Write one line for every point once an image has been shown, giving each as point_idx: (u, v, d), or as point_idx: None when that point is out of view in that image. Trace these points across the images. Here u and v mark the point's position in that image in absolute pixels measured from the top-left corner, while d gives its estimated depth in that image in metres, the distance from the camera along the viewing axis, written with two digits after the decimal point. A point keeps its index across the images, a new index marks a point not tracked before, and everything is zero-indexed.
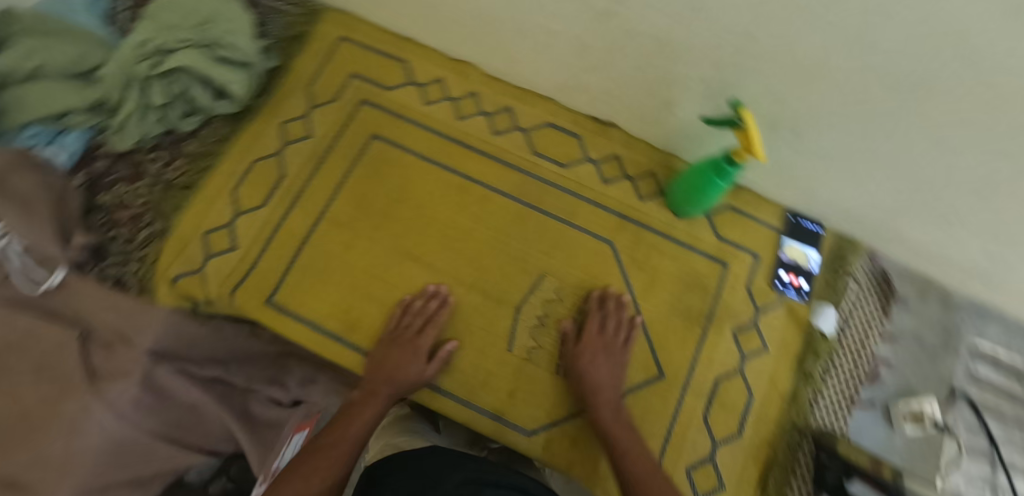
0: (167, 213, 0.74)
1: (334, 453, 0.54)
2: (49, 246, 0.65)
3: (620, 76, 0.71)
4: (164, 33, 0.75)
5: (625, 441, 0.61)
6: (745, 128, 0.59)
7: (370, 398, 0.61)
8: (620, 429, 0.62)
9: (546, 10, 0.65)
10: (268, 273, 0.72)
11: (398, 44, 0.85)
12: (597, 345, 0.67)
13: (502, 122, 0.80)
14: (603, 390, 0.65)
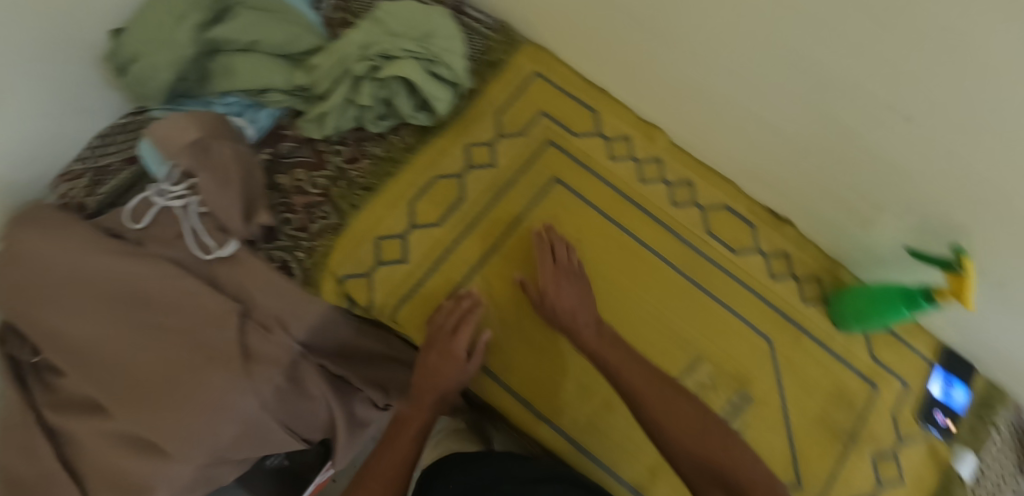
0: (343, 211, 0.79)
1: (398, 466, 0.65)
2: (236, 220, 0.73)
3: (826, 186, 0.70)
4: (389, 39, 0.77)
5: (625, 368, 0.64)
6: (962, 276, 0.60)
7: (428, 394, 0.69)
8: (631, 366, 0.65)
9: (780, 110, 0.65)
10: (430, 292, 0.76)
11: (591, 92, 0.87)
12: (558, 277, 0.72)
13: (681, 194, 0.82)
14: (578, 313, 0.69)
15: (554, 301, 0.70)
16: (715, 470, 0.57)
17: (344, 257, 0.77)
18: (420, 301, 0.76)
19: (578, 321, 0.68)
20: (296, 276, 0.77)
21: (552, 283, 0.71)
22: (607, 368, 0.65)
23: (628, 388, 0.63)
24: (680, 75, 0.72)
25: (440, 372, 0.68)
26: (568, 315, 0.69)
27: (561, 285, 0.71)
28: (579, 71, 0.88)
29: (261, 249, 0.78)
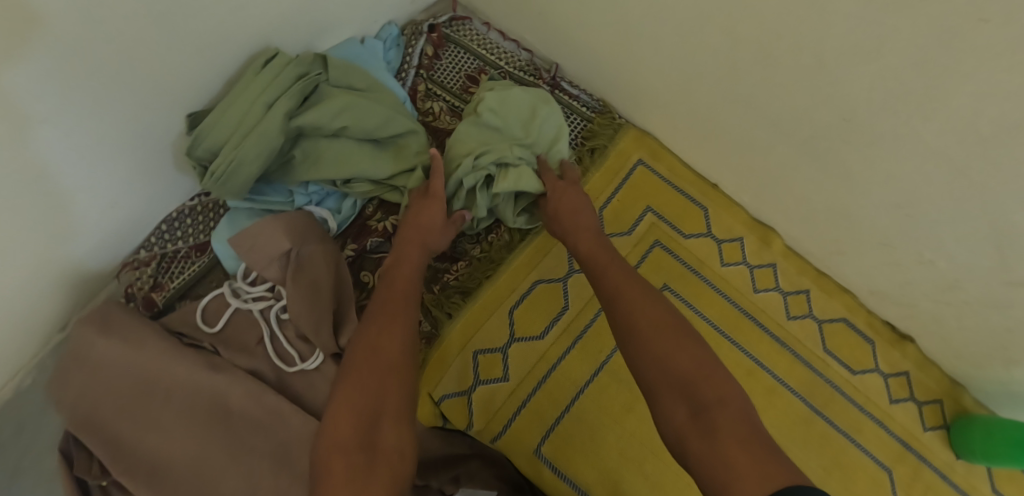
0: (438, 319, 0.72)
1: (406, 353, 0.53)
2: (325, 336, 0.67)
3: (972, 323, 0.64)
4: (507, 143, 0.69)
5: (613, 272, 0.57)
6: None
7: (408, 292, 0.59)
8: (600, 250, 0.61)
9: (938, 252, 0.58)
10: (534, 415, 0.70)
11: (699, 186, 0.80)
12: (576, 205, 0.66)
13: (797, 306, 0.77)
14: (583, 237, 0.63)
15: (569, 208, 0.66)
16: (670, 362, 0.46)
17: (440, 374, 0.70)
18: (524, 426, 0.69)
19: (601, 251, 0.60)
20: None
21: (560, 197, 0.66)
22: (618, 284, 0.55)
23: (614, 283, 0.56)
24: (821, 193, 0.65)
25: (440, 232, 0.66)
26: (578, 231, 0.64)
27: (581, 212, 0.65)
28: (686, 161, 0.81)
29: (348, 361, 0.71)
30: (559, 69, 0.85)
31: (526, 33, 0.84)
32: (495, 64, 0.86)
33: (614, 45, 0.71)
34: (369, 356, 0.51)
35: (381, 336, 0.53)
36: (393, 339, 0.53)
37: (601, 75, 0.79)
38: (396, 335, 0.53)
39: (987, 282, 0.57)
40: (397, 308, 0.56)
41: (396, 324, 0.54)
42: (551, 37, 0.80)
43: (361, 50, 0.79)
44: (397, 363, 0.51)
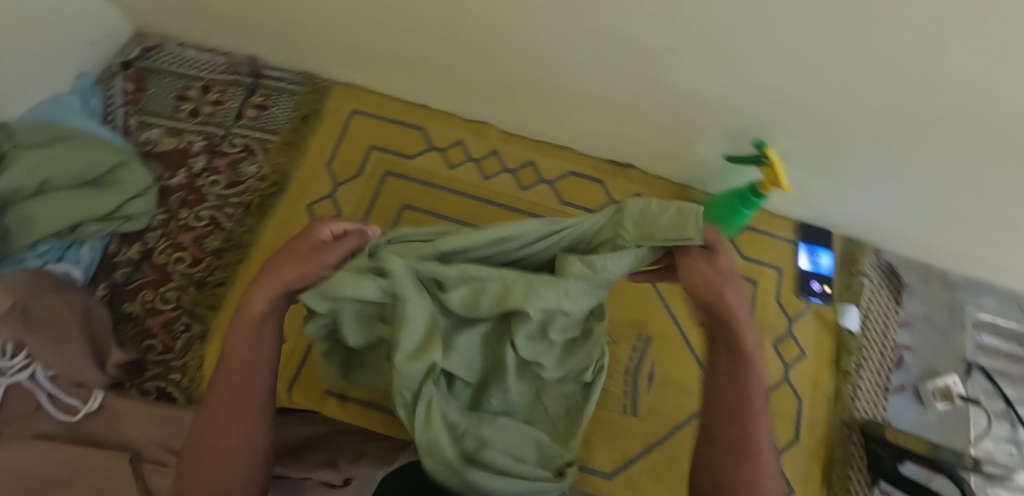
0: (203, 316, 0.76)
1: (252, 435, 0.46)
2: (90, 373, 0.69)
3: (644, 126, 0.75)
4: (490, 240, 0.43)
5: (747, 343, 0.44)
6: (770, 164, 0.67)
7: (260, 358, 0.46)
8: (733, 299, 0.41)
9: (573, 73, 0.69)
10: (320, 361, 0.74)
11: (411, 111, 0.88)
12: (722, 284, 0.41)
13: (526, 176, 0.85)
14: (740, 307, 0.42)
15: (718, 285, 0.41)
16: (751, 464, 0.42)
17: (218, 361, 0.74)
18: (313, 375, 0.73)
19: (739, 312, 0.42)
20: (178, 399, 0.73)
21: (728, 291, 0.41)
22: (739, 362, 0.44)
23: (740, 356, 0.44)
24: (483, 66, 0.74)
25: (307, 261, 0.42)
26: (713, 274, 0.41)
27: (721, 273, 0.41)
28: (394, 95, 0.88)
29: (131, 387, 0.73)
30: (255, 59, 0.90)
31: (213, 39, 0.89)
32: (198, 77, 0.90)
33: (274, 16, 0.78)
34: (212, 462, 0.44)
35: (217, 434, 0.44)
36: (227, 432, 0.44)
37: (288, 50, 0.86)
38: (235, 421, 0.45)
39: (614, 83, 0.68)
40: (233, 379, 0.45)
41: (228, 412, 0.45)
42: (232, 34, 0.86)
43: (49, 106, 0.79)
44: (248, 452, 0.45)
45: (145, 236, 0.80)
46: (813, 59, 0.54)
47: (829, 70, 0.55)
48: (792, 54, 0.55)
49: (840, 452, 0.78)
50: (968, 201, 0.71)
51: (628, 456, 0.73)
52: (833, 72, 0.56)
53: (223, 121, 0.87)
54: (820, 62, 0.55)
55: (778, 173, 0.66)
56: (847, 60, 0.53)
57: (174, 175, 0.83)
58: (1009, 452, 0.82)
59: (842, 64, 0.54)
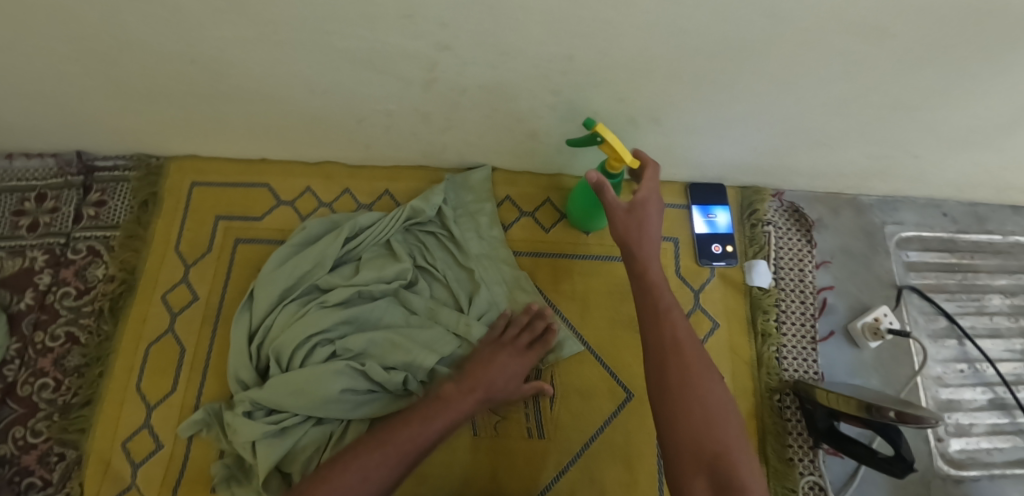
0: (74, 441, 0.71)
1: (393, 458, 0.53)
2: None
3: (477, 129, 0.69)
4: (347, 278, 0.70)
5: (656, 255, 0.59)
6: (607, 142, 0.58)
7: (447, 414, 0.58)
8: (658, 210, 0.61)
9: (373, 95, 0.62)
10: (200, 461, 0.69)
11: (251, 168, 0.82)
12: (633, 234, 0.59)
13: (384, 208, 0.79)
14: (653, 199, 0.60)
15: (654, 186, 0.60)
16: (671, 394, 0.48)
17: (99, 485, 0.68)
18: (199, 477, 0.68)
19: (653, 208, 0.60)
20: None
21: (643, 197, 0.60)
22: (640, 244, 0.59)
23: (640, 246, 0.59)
24: (290, 109, 0.67)
25: (519, 358, 0.64)
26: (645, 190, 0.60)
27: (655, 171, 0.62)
28: (231, 156, 0.82)
29: None
30: (82, 153, 0.84)
31: (31, 145, 0.83)
32: (31, 187, 0.85)
33: (69, 110, 0.72)
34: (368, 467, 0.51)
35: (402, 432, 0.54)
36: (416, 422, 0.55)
37: (106, 139, 0.80)
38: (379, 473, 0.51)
39: (419, 96, 0.62)
40: (428, 408, 0.57)
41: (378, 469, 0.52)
42: (44, 136, 0.80)
43: None
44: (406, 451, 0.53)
45: (2, 370, 0.75)
46: (589, 21, 0.47)
47: (610, 28, 0.48)
48: (564, 19, 0.47)
49: (772, 423, 0.71)
50: (835, 121, 0.65)
51: (544, 483, 0.67)
52: (615, 29, 0.48)
53: (64, 226, 0.82)
54: (596, 21, 0.47)
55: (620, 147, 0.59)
56: (619, 13, 0.46)
57: (22, 298, 0.79)
58: (959, 370, 0.79)
59: (615, 18, 0.47)
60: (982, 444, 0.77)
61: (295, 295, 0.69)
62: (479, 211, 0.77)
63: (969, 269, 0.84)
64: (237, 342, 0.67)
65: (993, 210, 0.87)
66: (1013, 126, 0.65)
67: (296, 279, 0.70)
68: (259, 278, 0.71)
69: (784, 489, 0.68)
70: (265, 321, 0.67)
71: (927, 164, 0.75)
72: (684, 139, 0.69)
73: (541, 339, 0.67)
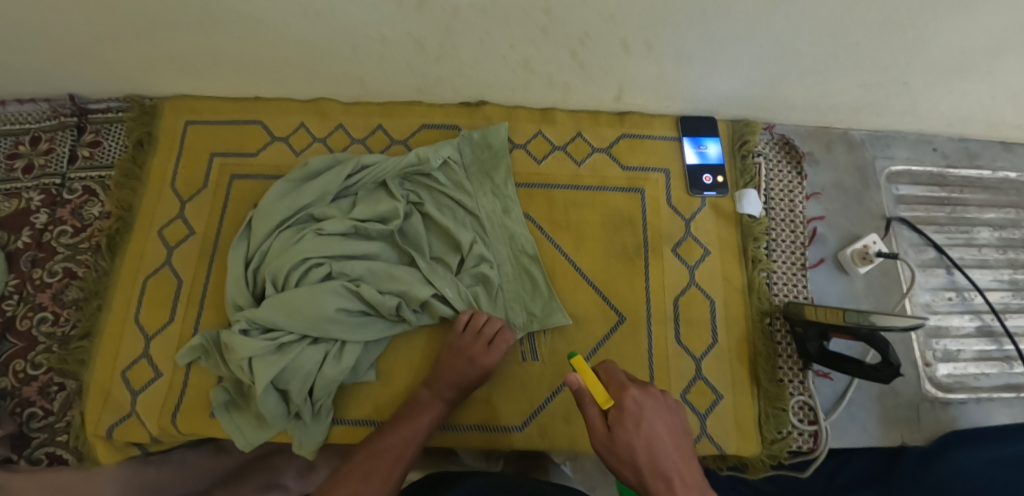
0: (74, 372, 0.72)
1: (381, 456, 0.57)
2: None
3: (470, 59, 0.69)
4: (344, 211, 0.71)
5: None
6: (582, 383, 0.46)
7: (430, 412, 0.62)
8: (667, 442, 0.42)
9: (365, 19, 0.61)
10: (197, 387, 0.69)
11: (245, 108, 0.82)
12: (630, 437, 0.42)
13: (378, 142, 0.80)
14: (661, 434, 0.43)
15: (640, 413, 0.43)
16: None
17: (99, 412, 0.69)
18: (196, 403, 0.68)
19: (667, 460, 0.41)
20: (70, 460, 0.70)
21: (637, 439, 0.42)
22: None
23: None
24: (281, 39, 0.67)
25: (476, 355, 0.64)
26: (630, 428, 0.42)
27: (643, 393, 0.45)
28: (223, 96, 0.82)
29: (20, 460, 0.70)
30: (74, 96, 0.84)
31: (22, 89, 0.82)
32: (25, 131, 0.85)
33: (56, 46, 0.71)
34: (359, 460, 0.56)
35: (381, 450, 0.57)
36: (393, 439, 0.59)
37: (99, 79, 0.79)
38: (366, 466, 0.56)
39: (409, 19, 0.61)
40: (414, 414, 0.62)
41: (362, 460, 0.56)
42: (35, 78, 0.79)
43: None
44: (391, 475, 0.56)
45: (2, 305, 0.76)
46: None
47: None
48: None
49: (764, 345, 0.72)
50: (825, 44, 0.63)
51: (538, 403, 0.68)
52: None
53: (59, 167, 0.83)
54: None
55: (593, 386, 0.46)
56: None
57: (19, 237, 0.79)
58: (947, 298, 0.80)
59: None
60: (969, 369, 0.78)
61: (294, 224, 0.70)
62: (489, 161, 0.76)
63: (958, 203, 0.85)
64: (234, 268, 0.68)
65: (984, 146, 0.88)
66: (1003, 46, 0.63)
67: (295, 208, 0.69)
68: (259, 207, 0.71)
69: (774, 409, 0.70)
70: (263, 247, 0.68)
71: (921, 94, 0.74)
72: (676, 67, 0.68)
73: (501, 334, 0.66)
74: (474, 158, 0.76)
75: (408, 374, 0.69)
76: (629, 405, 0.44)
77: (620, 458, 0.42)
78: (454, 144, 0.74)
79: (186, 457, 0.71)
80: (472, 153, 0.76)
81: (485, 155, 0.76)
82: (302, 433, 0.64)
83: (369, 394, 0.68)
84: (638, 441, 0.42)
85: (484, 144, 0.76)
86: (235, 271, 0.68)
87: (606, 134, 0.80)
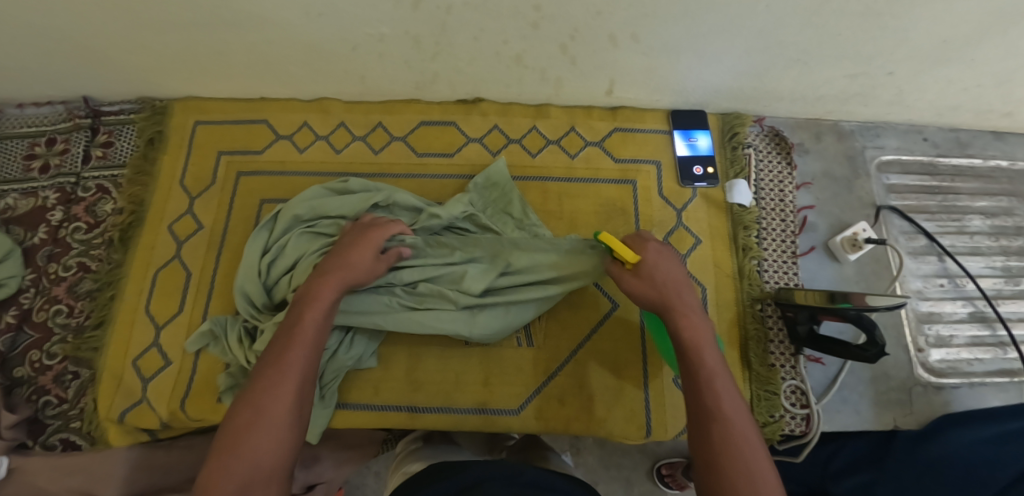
0: (87, 360, 0.75)
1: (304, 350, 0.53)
2: None
3: (465, 55, 0.71)
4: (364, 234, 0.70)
5: (700, 335, 0.51)
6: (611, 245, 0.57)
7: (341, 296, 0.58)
8: (678, 280, 0.55)
9: (364, 19, 0.64)
10: (205, 373, 0.71)
11: (251, 107, 0.85)
12: (653, 272, 0.55)
13: (378, 139, 0.83)
14: (675, 271, 0.56)
15: (660, 261, 0.56)
16: (713, 414, 0.45)
17: (111, 398, 0.72)
18: (204, 388, 0.71)
19: (680, 285, 0.55)
20: (82, 445, 0.73)
21: (658, 275, 0.55)
22: (694, 346, 0.50)
23: (692, 346, 0.50)
24: (284, 38, 0.70)
25: (368, 268, 0.60)
26: (654, 269, 0.55)
27: (663, 247, 0.58)
28: (231, 96, 0.86)
29: (35, 445, 0.72)
30: (89, 99, 0.88)
31: (40, 92, 0.86)
32: (41, 132, 0.89)
33: (72, 50, 0.75)
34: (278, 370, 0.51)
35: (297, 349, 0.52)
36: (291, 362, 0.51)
37: (112, 82, 0.83)
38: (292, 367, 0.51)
39: (406, 17, 0.64)
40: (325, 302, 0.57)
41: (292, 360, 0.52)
42: (54, 82, 0.83)
43: None
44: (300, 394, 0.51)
45: (19, 298, 0.79)
46: None
47: None
48: None
49: (755, 329, 0.73)
50: (809, 34, 0.65)
51: (534, 387, 0.70)
52: None
53: (75, 166, 0.86)
54: None
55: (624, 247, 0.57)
56: None
57: (35, 233, 0.83)
58: (940, 285, 0.81)
59: None
60: (962, 354, 0.79)
61: (312, 226, 0.71)
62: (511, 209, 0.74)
63: (950, 191, 0.86)
64: (249, 256, 0.70)
65: (974, 135, 0.89)
66: (982, 34, 0.64)
67: (316, 211, 0.71)
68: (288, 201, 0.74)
69: (766, 392, 0.71)
70: (281, 239, 0.70)
71: (907, 83, 0.76)
72: (665, 59, 0.70)
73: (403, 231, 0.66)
74: (487, 202, 0.75)
75: (408, 359, 0.71)
76: (651, 254, 0.56)
77: (643, 286, 0.55)
78: (466, 193, 0.73)
79: (194, 442, 0.73)
80: (483, 197, 0.75)
81: (504, 206, 0.75)
82: None
83: (371, 380, 0.71)
84: (659, 275, 0.55)
85: (491, 187, 0.76)
86: (255, 267, 0.70)
87: (599, 128, 0.82)
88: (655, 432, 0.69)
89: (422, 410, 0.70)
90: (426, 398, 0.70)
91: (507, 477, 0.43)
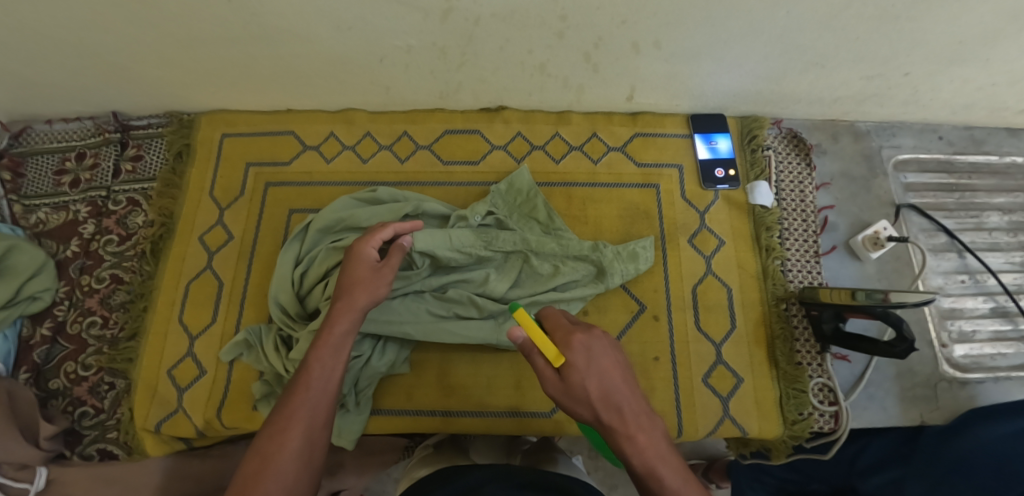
0: (123, 371, 0.76)
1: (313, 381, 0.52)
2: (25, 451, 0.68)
3: (491, 65, 0.73)
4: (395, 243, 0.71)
5: (654, 456, 0.40)
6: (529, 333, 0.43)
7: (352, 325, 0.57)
8: (616, 376, 0.42)
9: (394, 32, 0.66)
10: (240, 382, 0.72)
11: (278, 119, 0.87)
12: (580, 376, 0.41)
13: (403, 148, 0.84)
14: (610, 369, 0.42)
15: (589, 353, 0.42)
16: None
17: (148, 408, 0.73)
18: (240, 397, 0.72)
19: (619, 391, 0.41)
20: (120, 454, 0.74)
21: (586, 378, 0.41)
22: (648, 472, 0.39)
23: (647, 475, 0.39)
24: (313, 52, 0.71)
25: (371, 282, 0.58)
26: (582, 368, 0.41)
27: (590, 334, 0.43)
28: (257, 109, 0.87)
29: (73, 456, 0.74)
30: (118, 113, 0.89)
31: (69, 108, 0.87)
32: (71, 147, 0.90)
33: (104, 67, 0.76)
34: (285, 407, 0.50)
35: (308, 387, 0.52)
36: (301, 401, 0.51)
37: (142, 97, 0.85)
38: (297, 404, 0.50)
39: (434, 29, 0.65)
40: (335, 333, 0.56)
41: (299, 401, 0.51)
42: (83, 97, 0.85)
43: None
44: (313, 426, 0.50)
45: (53, 310, 0.80)
46: None
47: None
48: None
49: (781, 328, 0.74)
50: (828, 37, 0.66)
51: None
52: None
53: (104, 180, 0.88)
54: None
55: (542, 343, 0.42)
56: None
57: (68, 247, 0.84)
58: (961, 281, 0.82)
59: None
60: (985, 349, 0.79)
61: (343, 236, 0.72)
62: (535, 212, 0.76)
63: (967, 189, 0.87)
64: (283, 268, 0.72)
65: (989, 132, 0.90)
66: (998, 34, 0.66)
67: (346, 223, 0.72)
68: (318, 212, 0.75)
69: (794, 390, 0.72)
70: (313, 251, 0.71)
71: (924, 82, 0.77)
72: (686, 66, 0.72)
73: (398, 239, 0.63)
74: (510, 206, 0.76)
75: (440, 365, 0.72)
76: (576, 350, 0.42)
77: (573, 396, 0.41)
78: (489, 198, 0.74)
79: (227, 450, 0.74)
80: (507, 201, 0.76)
81: (523, 206, 0.77)
82: (342, 423, 0.67)
83: (404, 386, 0.72)
84: (590, 379, 0.41)
85: (514, 191, 0.77)
86: (288, 282, 0.71)
87: (620, 134, 0.84)
88: (686, 432, 0.70)
89: (456, 414, 0.70)
90: (459, 402, 0.71)
91: (502, 479, 0.44)
